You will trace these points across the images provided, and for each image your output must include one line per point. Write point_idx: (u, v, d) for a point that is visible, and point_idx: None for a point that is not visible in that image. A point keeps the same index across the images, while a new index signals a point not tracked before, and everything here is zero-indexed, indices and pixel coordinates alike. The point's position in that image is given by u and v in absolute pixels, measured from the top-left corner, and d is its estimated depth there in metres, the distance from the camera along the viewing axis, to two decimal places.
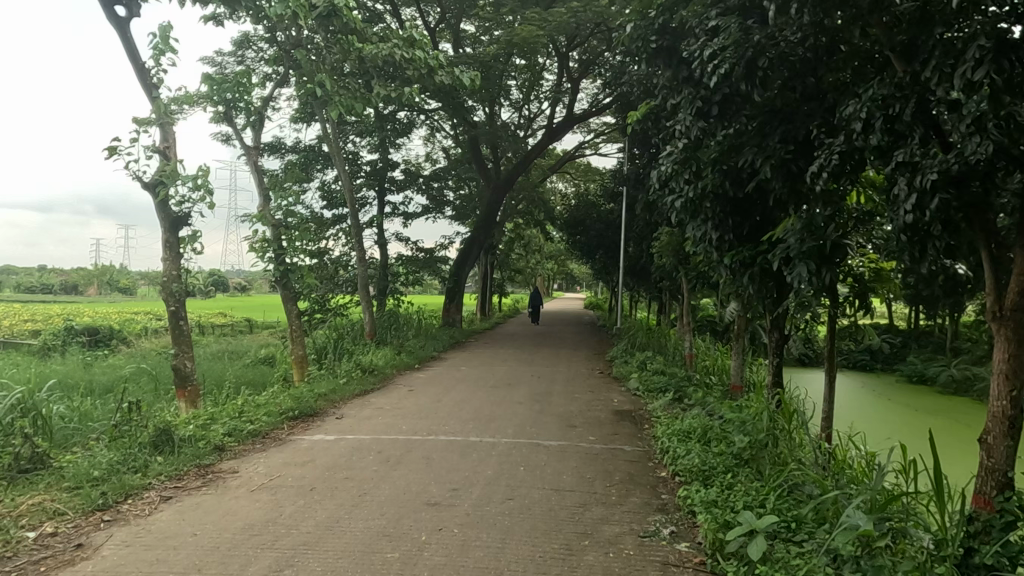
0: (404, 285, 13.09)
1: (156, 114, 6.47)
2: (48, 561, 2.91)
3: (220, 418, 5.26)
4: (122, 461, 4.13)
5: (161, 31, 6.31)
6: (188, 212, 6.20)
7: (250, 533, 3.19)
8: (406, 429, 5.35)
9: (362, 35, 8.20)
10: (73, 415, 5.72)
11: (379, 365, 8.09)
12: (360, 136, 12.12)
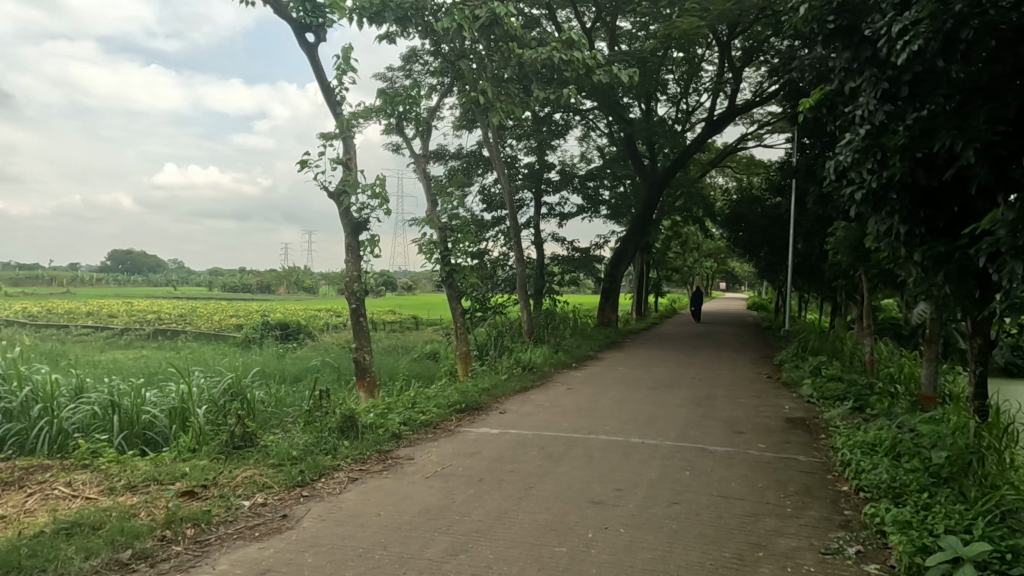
0: (561, 285, 13.25)
1: (340, 129, 7.11)
2: (261, 527, 3.32)
3: (396, 408, 5.66)
4: (315, 443, 4.58)
5: (344, 53, 6.91)
6: (367, 217, 6.76)
7: (427, 517, 3.41)
8: (568, 426, 5.42)
9: (522, 41, 8.40)
10: (272, 400, 6.46)
11: (538, 363, 8.27)
12: (518, 139, 12.44)
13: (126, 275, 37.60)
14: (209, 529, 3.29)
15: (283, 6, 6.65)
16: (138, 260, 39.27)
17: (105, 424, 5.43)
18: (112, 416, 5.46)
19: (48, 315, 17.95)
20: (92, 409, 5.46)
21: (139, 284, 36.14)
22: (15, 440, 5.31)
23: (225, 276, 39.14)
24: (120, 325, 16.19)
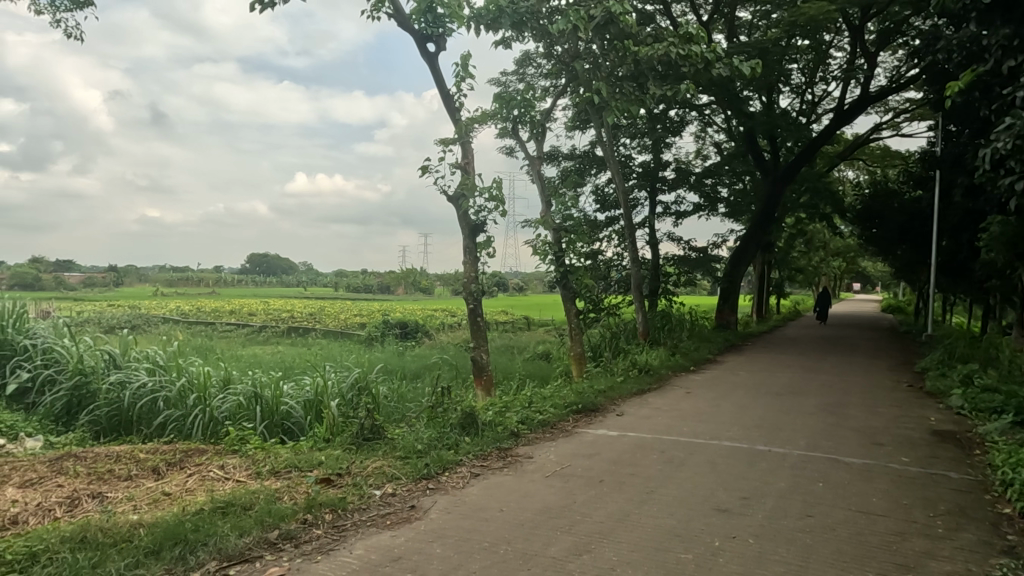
0: (676, 286, 12.84)
1: (459, 134, 7.32)
2: (391, 516, 3.48)
3: (513, 407, 5.76)
4: (438, 438, 4.75)
5: (463, 60, 7.12)
6: (484, 219, 6.92)
7: (548, 515, 3.44)
8: (688, 431, 5.28)
9: (637, 38, 8.28)
10: (395, 396, 6.76)
11: (654, 366, 8.10)
12: (632, 138, 12.25)
13: (261, 277, 40.70)
14: (344, 515, 3.49)
15: (405, 19, 6.95)
16: (272, 263, 42.35)
17: (249, 413, 5.91)
18: (255, 406, 5.94)
19: (197, 313, 19.78)
20: (238, 400, 5.97)
21: (273, 285, 39.00)
22: (175, 426, 5.91)
23: (348, 277, 41.40)
24: (258, 323, 17.54)
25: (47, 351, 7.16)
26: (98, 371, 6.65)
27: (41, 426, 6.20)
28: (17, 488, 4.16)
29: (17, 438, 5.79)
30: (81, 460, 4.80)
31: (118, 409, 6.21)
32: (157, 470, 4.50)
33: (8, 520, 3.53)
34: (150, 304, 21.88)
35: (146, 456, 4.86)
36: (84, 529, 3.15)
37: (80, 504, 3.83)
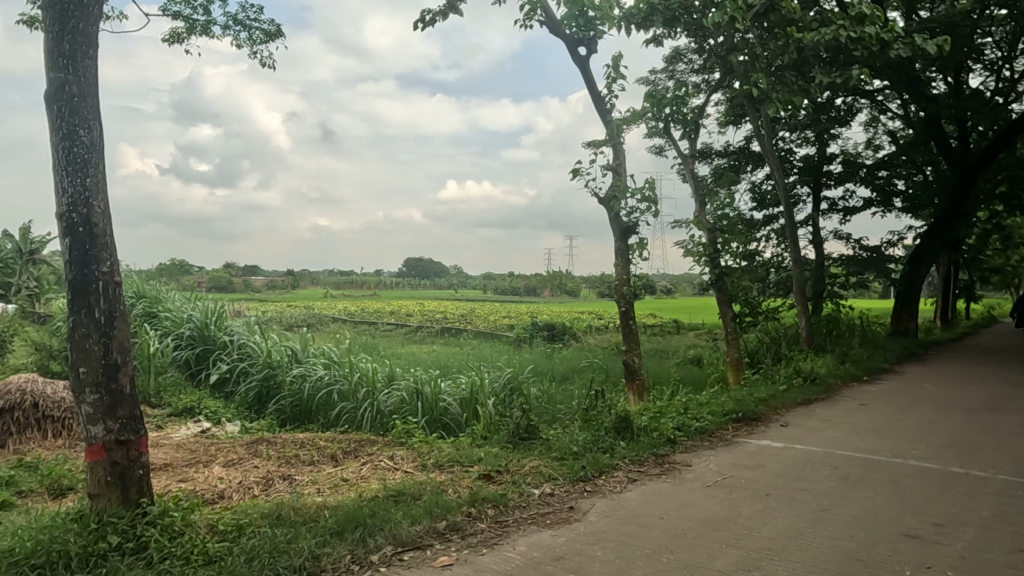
0: (844, 288, 11.83)
1: (610, 136, 7.28)
2: (551, 516, 3.53)
3: (669, 412, 5.61)
4: (593, 441, 4.75)
5: (614, 61, 7.08)
6: (636, 220, 6.82)
7: (712, 527, 3.31)
8: (865, 447, 4.84)
9: (802, 24, 7.76)
10: (546, 396, 6.86)
11: (821, 374, 7.52)
12: (792, 131, 11.49)
13: (416, 280, 43.09)
14: (506, 511, 3.59)
15: (557, 24, 7.03)
16: (427, 266, 44.56)
17: (411, 408, 6.27)
18: (417, 402, 6.30)
19: (361, 313, 21.36)
20: (401, 395, 6.36)
21: (427, 288, 41.12)
22: (347, 417, 6.42)
23: (496, 279, 42.60)
24: (415, 323, 18.57)
25: (242, 346, 8.08)
26: (283, 364, 7.40)
27: (238, 412, 7.01)
28: (223, 466, 4.73)
29: (219, 422, 6.59)
30: (272, 444, 5.36)
31: (300, 400, 6.87)
32: (335, 458, 4.91)
33: (218, 494, 4.02)
34: (321, 305, 23.96)
35: (325, 444, 5.32)
36: (279, 507, 3.51)
37: (273, 484, 4.27)
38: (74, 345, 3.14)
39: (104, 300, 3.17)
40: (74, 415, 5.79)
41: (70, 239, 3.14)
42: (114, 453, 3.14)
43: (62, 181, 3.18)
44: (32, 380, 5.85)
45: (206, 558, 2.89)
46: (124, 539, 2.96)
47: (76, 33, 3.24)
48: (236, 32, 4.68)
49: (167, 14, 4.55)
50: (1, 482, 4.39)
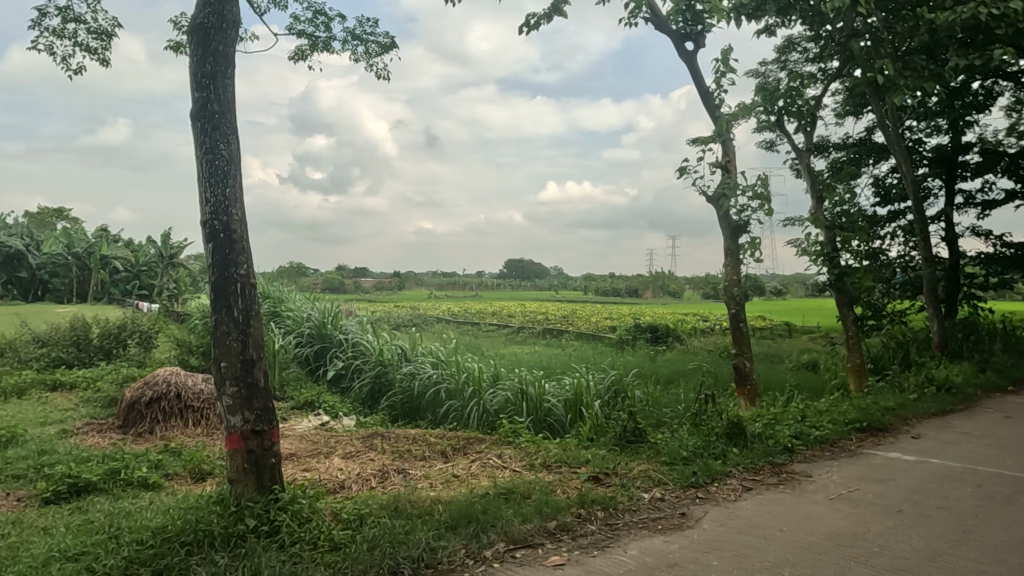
0: (984, 289, 10.80)
1: (718, 132, 7.05)
2: (662, 521, 3.47)
3: (785, 419, 5.35)
4: (704, 447, 4.61)
5: (723, 54, 6.86)
6: (748, 219, 6.56)
7: (838, 542, 3.13)
8: (1012, 464, 4.40)
9: (934, 3, 7.16)
10: (651, 400, 6.73)
11: (957, 383, 6.91)
12: (921, 120, 10.64)
13: (517, 281, 43.56)
14: (616, 515, 3.56)
15: (663, 20, 6.90)
16: (527, 268, 44.87)
17: (516, 408, 6.34)
18: (522, 402, 6.37)
19: (464, 313, 21.87)
20: (506, 395, 6.45)
21: (527, 289, 41.45)
22: (455, 415, 6.59)
23: (596, 280, 42.28)
24: (517, 323, 18.77)
25: (356, 345, 8.48)
26: (394, 363, 7.70)
27: (353, 407, 7.38)
28: (342, 458, 4.99)
29: (337, 416, 6.96)
30: (386, 439, 5.60)
31: (410, 397, 7.13)
32: (445, 454, 5.06)
33: (338, 484, 4.24)
34: (426, 305, 24.76)
35: (436, 440, 5.49)
36: (395, 499, 3.65)
37: (389, 477, 4.46)
38: (216, 341, 3.43)
39: (241, 299, 3.43)
40: (211, 406, 6.31)
41: (212, 244, 3.42)
42: (250, 442, 3.40)
43: (206, 191, 3.47)
44: (175, 373, 6.42)
45: (332, 544, 3.06)
46: (260, 522, 3.19)
47: (217, 54, 3.53)
48: (354, 47, 4.90)
49: (293, 32, 4.84)
50: (152, 464, 4.85)
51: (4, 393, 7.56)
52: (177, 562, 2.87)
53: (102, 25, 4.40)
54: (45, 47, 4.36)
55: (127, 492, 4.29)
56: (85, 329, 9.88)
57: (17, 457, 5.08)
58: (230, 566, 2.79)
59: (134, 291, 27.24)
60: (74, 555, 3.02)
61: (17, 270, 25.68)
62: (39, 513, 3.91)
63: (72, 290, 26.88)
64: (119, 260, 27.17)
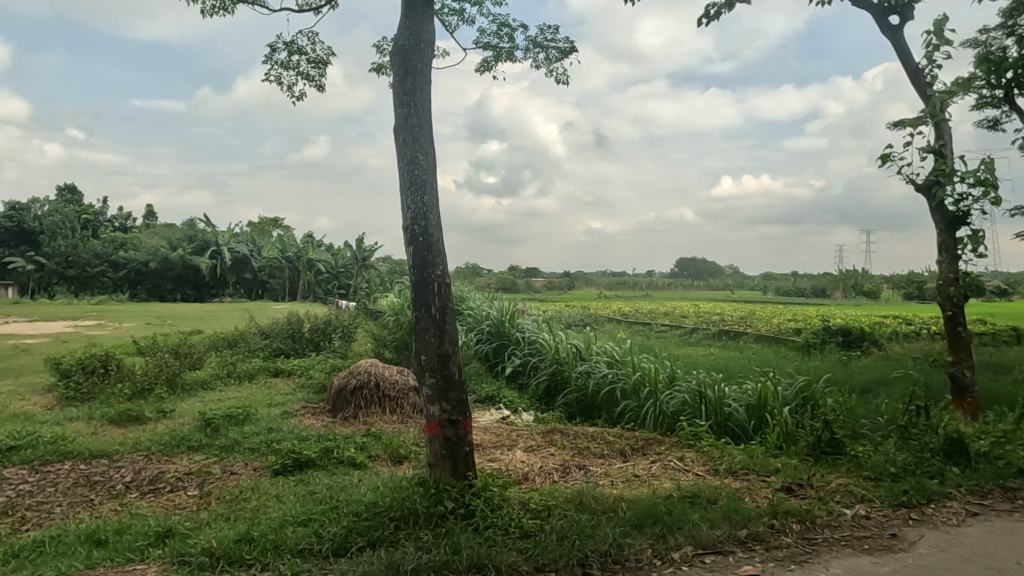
0: None
1: (930, 113, 6.31)
2: (870, 541, 3.19)
3: (1017, 438, 4.66)
4: (916, 464, 4.16)
5: (937, 26, 6.12)
6: (968, 210, 5.80)
7: None
8: None
9: None
10: (847, 408, 6.20)
11: None
12: None
13: (690, 280, 42.13)
14: (814, 529, 3.33)
15: None
16: (701, 267, 43.01)
17: (695, 410, 6.16)
18: (701, 405, 6.17)
19: (635, 313, 21.57)
20: (684, 397, 6.28)
21: (701, 288, 39.91)
22: (631, 415, 6.55)
23: (777, 278, 39.59)
24: (691, 324, 18.14)
25: (532, 342, 8.72)
26: (570, 360, 7.81)
27: (531, 403, 7.62)
28: (524, 451, 5.18)
29: (516, 410, 7.22)
30: (565, 435, 5.71)
31: (585, 395, 7.21)
32: (624, 454, 5.06)
33: (522, 476, 4.42)
34: (596, 305, 24.76)
35: (614, 439, 5.51)
36: (580, 493, 3.73)
37: (570, 472, 4.55)
38: (417, 336, 3.74)
39: (438, 298, 3.70)
40: (405, 396, 6.86)
41: (413, 247, 3.72)
42: (447, 430, 3.66)
43: (408, 198, 3.79)
44: (374, 364, 7.07)
45: (522, 531, 3.21)
46: (457, 505, 3.43)
47: (415, 73, 3.82)
48: (536, 54, 4.97)
49: (480, 45, 5.05)
50: (358, 446, 5.39)
51: (239, 376, 8.83)
52: (387, 535, 3.17)
53: (319, 54, 4.96)
54: (275, 78, 5.01)
55: (340, 469, 4.81)
56: (298, 323, 11.22)
57: (252, 432, 5.92)
58: (434, 542, 3.03)
59: (334, 290, 30.35)
60: (303, 520, 3.46)
61: (243, 272, 30.11)
62: (271, 482, 4.52)
63: (285, 289, 30.60)
64: (322, 262, 30.41)
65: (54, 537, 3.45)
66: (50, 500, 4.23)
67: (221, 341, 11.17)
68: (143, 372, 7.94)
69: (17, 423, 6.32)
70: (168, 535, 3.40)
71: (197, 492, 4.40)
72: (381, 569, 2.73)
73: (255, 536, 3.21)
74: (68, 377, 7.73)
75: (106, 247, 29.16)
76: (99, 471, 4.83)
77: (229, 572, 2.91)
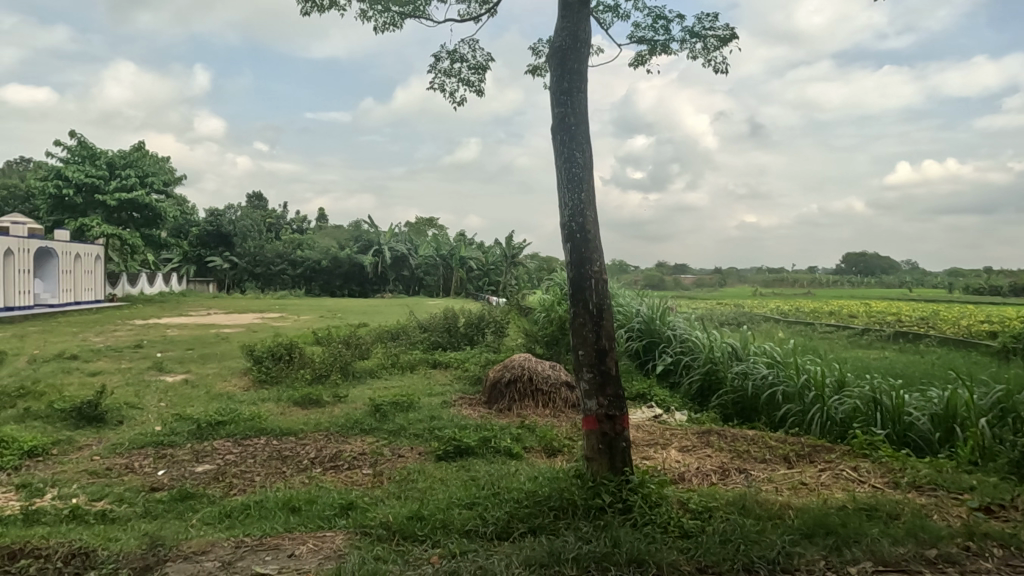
0: None
1: None
2: None
3: None
4: None
5: None
6: None
7: None
8: None
9: None
10: None
11: None
12: None
13: (860, 275, 38.63)
14: (1020, 556, 2.96)
15: None
16: (872, 263, 39.10)
17: (868, 418, 5.68)
18: (875, 412, 5.68)
19: (796, 313, 20.13)
20: (855, 403, 5.82)
21: (872, 285, 36.47)
22: (794, 420, 6.17)
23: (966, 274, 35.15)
24: (862, 325, 16.60)
25: (685, 341, 8.48)
26: (725, 360, 7.50)
27: (684, 403, 7.42)
28: (679, 451, 5.08)
29: (668, 409, 7.08)
30: (722, 437, 5.51)
31: (743, 397, 6.90)
32: (789, 460, 4.79)
33: (679, 476, 4.35)
34: (753, 304, 23.38)
35: (777, 444, 5.23)
36: (742, 497, 3.61)
37: (730, 475, 4.40)
38: (574, 331, 3.80)
39: (595, 294, 3.73)
40: (557, 391, 6.98)
41: (571, 244, 3.79)
42: (604, 425, 3.69)
43: (565, 196, 3.85)
44: (527, 359, 7.25)
45: (682, 531, 3.17)
46: (614, 499, 3.45)
47: (573, 72, 3.87)
48: (692, 45, 4.75)
49: (633, 40, 4.92)
50: (514, 437, 5.58)
51: (402, 366, 9.45)
52: (547, 524, 3.27)
53: (478, 61, 5.18)
54: (438, 85, 5.31)
55: (497, 458, 5.01)
56: (453, 318, 11.76)
57: (416, 418, 6.33)
58: (593, 534, 3.08)
59: (484, 287, 31.32)
60: (467, 503, 3.65)
61: (402, 270, 32.10)
62: (436, 466, 4.81)
63: (440, 286, 32.20)
64: (473, 260, 31.49)
65: (257, 502, 3.93)
66: (251, 469, 4.82)
67: (385, 334, 12.01)
68: (320, 361, 8.75)
69: (221, 401, 7.25)
70: (350, 507, 3.74)
71: (370, 471, 4.80)
72: (543, 555, 2.83)
73: (425, 515, 3.44)
74: (260, 363, 8.72)
75: (286, 247, 32.35)
76: (289, 447, 5.42)
77: (403, 545, 3.15)
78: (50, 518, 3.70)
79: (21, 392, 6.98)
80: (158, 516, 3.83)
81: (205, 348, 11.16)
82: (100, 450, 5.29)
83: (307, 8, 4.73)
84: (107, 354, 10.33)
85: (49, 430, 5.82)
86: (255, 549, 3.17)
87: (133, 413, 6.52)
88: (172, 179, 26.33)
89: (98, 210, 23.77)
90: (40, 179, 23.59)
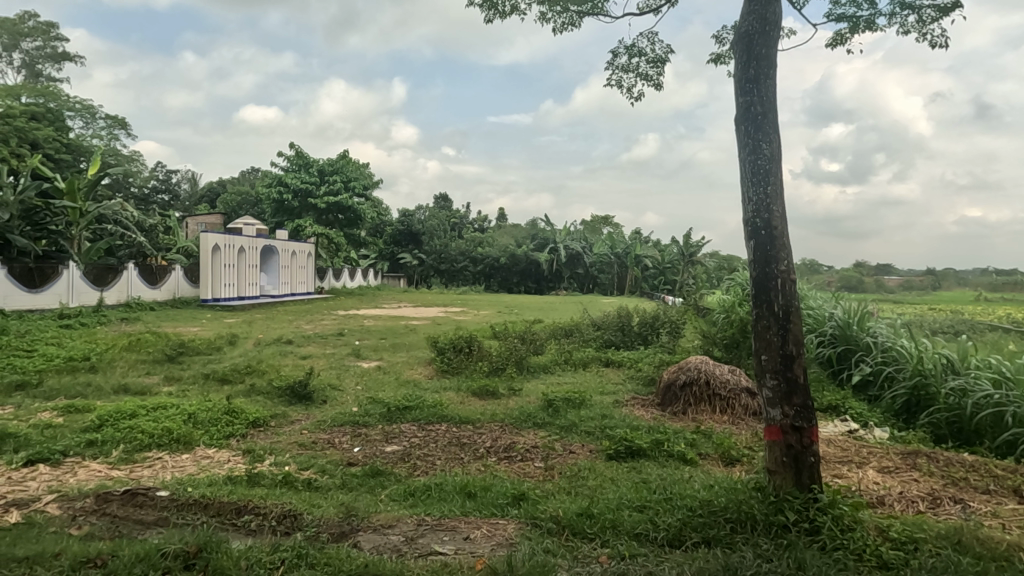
0: None
1: None
2: None
3: None
4: None
5: None
6: None
7: None
8: None
9: None
10: None
11: None
12: None
13: None
14: None
15: None
16: None
17: None
18: None
19: None
20: None
21: None
22: None
23: None
24: None
25: (888, 350, 7.60)
26: (938, 374, 6.57)
27: (885, 418, 6.63)
28: (878, 471, 4.56)
29: (865, 425, 6.40)
30: (932, 460, 4.85)
31: (960, 417, 6.03)
32: (1020, 494, 4.10)
33: (878, 499, 3.90)
34: (974, 311, 20.34)
35: (1004, 474, 4.50)
36: (958, 530, 3.15)
37: (942, 504, 3.87)
38: (758, 334, 3.56)
39: (782, 296, 3.46)
40: (736, 396, 6.60)
41: (755, 241, 3.56)
42: (789, 436, 3.43)
43: (750, 190, 3.62)
44: (705, 362, 6.95)
45: (881, 562, 2.85)
46: (800, 518, 3.18)
47: (760, 58, 3.62)
48: (903, 18, 4.22)
49: (831, 18, 4.48)
50: (689, 442, 5.37)
51: (575, 364, 9.53)
52: (723, 536, 3.11)
53: (658, 54, 5.04)
54: (616, 81, 5.25)
55: (670, 462, 4.86)
56: (627, 317, 11.61)
57: (588, 416, 6.36)
58: (775, 553, 2.87)
59: (660, 286, 30.70)
60: (638, 506, 3.58)
61: (577, 268, 32.45)
62: (606, 465, 4.78)
63: (613, 284, 32.25)
64: (649, 258, 31.01)
65: (437, 484, 4.18)
66: (432, 453, 5.14)
67: (559, 330, 12.21)
68: (496, 355, 9.11)
69: (409, 388, 7.84)
70: (522, 498, 3.85)
71: (542, 464, 4.89)
72: (718, 567, 2.69)
73: (595, 513, 3.43)
74: (443, 354, 9.28)
75: (468, 245, 34.08)
76: (467, 434, 5.70)
77: (573, 541, 3.17)
78: (268, 481, 4.25)
79: (249, 370, 8.09)
80: (353, 488, 4.22)
81: (395, 338, 12.15)
82: (308, 425, 5.96)
83: (490, 16, 4.93)
84: (315, 340, 11.63)
85: (269, 405, 6.68)
86: (434, 529, 3.37)
87: (335, 394, 7.27)
88: (371, 183, 28.90)
89: (310, 212, 26.92)
90: (267, 186, 27.14)
